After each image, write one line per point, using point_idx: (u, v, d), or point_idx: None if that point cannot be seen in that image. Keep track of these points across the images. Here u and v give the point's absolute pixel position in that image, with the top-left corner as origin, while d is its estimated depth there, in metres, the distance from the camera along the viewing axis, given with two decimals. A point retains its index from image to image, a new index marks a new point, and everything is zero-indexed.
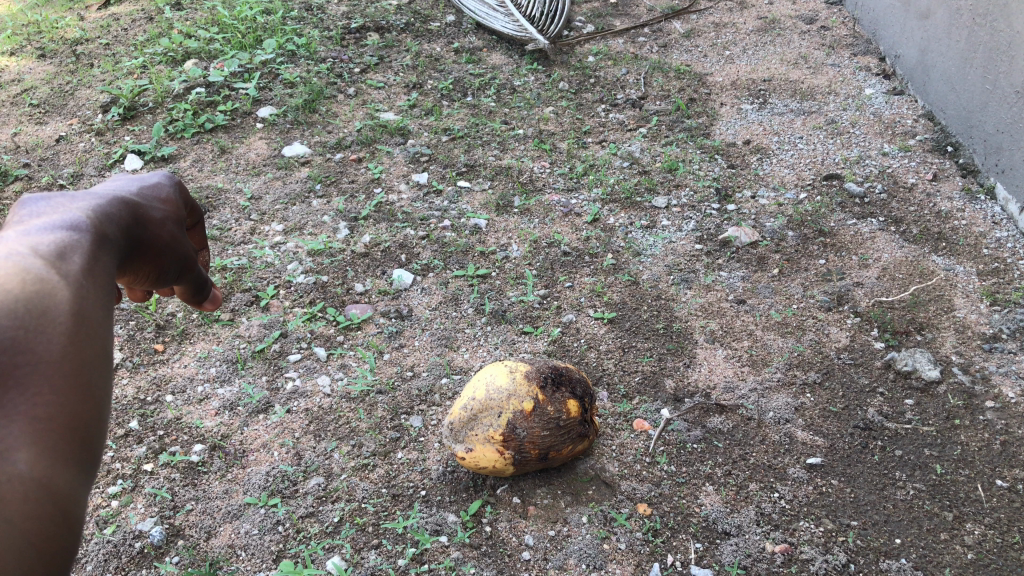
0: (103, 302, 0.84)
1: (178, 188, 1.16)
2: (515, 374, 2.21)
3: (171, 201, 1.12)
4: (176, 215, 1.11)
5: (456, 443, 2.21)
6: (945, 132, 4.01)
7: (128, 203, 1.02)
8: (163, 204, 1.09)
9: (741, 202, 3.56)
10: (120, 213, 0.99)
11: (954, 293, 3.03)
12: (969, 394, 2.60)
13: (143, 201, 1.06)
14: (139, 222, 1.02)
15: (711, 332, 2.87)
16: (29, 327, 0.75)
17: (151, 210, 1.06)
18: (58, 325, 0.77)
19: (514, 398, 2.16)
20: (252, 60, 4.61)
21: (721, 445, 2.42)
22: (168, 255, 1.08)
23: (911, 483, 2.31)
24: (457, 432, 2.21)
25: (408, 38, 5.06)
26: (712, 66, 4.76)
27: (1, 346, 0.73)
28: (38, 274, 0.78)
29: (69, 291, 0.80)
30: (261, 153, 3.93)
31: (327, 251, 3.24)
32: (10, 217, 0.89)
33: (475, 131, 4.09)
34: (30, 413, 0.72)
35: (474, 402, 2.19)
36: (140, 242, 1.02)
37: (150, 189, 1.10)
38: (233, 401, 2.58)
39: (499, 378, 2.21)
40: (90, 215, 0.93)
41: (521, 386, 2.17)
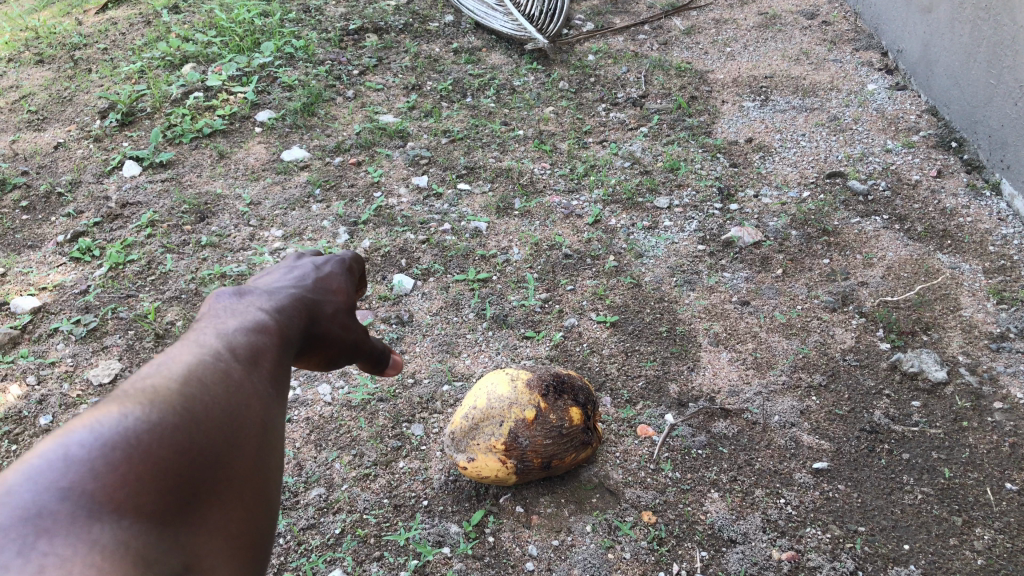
0: (274, 420, 1.01)
1: (344, 266, 1.29)
2: (515, 382, 2.20)
3: (341, 291, 1.24)
4: (346, 304, 1.23)
5: (459, 451, 2.19)
6: (948, 128, 3.97)
7: (302, 301, 1.16)
8: (332, 290, 1.22)
9: (743, 201, 3.53)
10: (294, 312, 1.14)
11: (960, 292, 3.00)
12: (976, 395, 2.57)
13: (314, 296, 1.19)
14: (309, 317, 1.16)
15: (715, 334, 2.84)
16: (228, 444, 0.92)
17: (321, 300, 1.19)
18: (246, 443, 0.94)
19: (515, 406, 2.14)
20: (250, 64, 4.59)
21: (726, 450, 2.40)
22: (339, 340, 1.20)
23: (919, 487, 2.29)
24: (458, 441, 2.19)
25: (407, 39, 5.03)
26: (713, 63, 4.73)
27: (209, 461, 0.88)
28: (236, 386, 0.96)
29: (256, 408, 0.97)
30: (259, 158, 3.90)
31: (327, 256, 3.21)
32: (206, 321, 1.07)
33: (475, 132, 4.06)
34: (221, 523, 0.88)
35: (476, 410, 2.18)
36: (310, 336, 1.16)
37: (317, 275, 1.23)
38: None
39: (500, 386, 2.19)
40: (270, 320, 1.09)
41: (521, 394, 2.16)
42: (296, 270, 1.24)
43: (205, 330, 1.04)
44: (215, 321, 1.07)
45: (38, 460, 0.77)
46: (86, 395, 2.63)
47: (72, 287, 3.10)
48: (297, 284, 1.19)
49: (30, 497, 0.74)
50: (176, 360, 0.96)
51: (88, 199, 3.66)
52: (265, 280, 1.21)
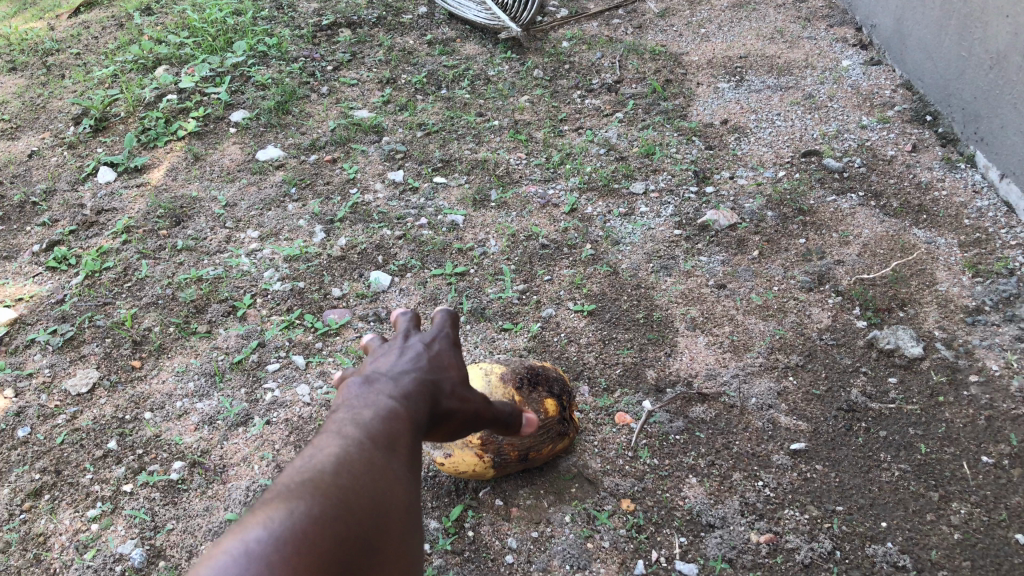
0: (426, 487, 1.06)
1: (454, 321, 1.28)
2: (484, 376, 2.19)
3: (469, 342, 1.32)
4: None
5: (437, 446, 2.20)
6: (923, 101, 3.97)
7: (437, 381, 1.16)
8: (449, 365, 1.19)
9: (719, 183, 3.53)
10: (425, 399, 1.11)
11: (936, 267, 3.01)
12: (952, 369, 2.59)
13: (451, 352, 1.26)
14: (449, 376, 1.24)
15: (692, 319, 2.84)
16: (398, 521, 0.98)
17: (444, 380, 1.16)
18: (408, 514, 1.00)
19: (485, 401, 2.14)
20: (222, 64, 4.56)
21: (704, 435, 2.41)
22: (472, 393, 1.30)
23: (896, 464, 2.30)
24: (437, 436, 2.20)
25: (380, 32, 5.01)
26: (688, 45, 4.71)
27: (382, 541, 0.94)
28: (396, 460, 1.00)
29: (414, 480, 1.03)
30: (234, 159, 3.89)
31: (303, 255, 3.21)
32: (357, 382, 1.13)
33: (450, 125, 4.05)
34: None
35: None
36: (442, 421, 1.13)
37: (432, 352, 1.19)
38: (212, 416, 2.56)
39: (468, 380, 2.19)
40: (404, 410, 1.07)
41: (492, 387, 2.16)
42: (414, 338, 1.21)
43: (354, 395, 1.08)
44: (351, 414, 1.04)
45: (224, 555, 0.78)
46: (64, 406, 2.63)
47: (48, 297, 3.10)
48: (432, 340, 1.25)
49: None
50: (337, 438, 0.99)
51: (63, 207, 3.64)
52: (383, 359, 1.16)
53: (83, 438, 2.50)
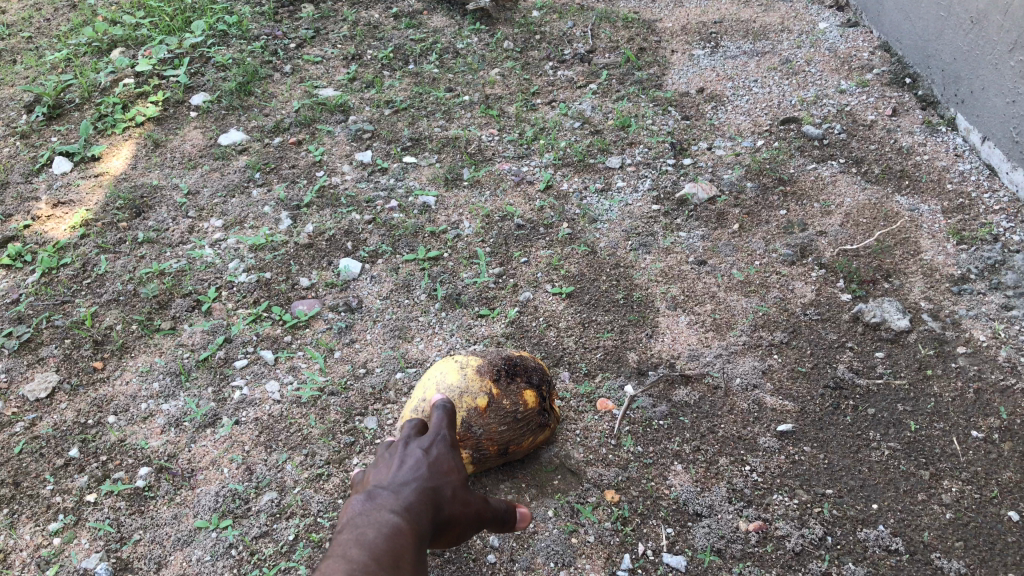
0: None
1: (443, 429, 1.75)
2: (458, 370, 2.08)
3: (450, 471, 1.67)
4: (456, 481, 1.66)
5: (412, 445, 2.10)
6: (902, 63, 3.89)
7: (425, 494, 1.58)
8: (442, 472, 1.64)
9: (697, 155, 3.44)
10: (421, 506, 1.55)
11: (920, 235, 2.94)
12: (939, 341, 2.52)
13: (434, 484, 1.61)
14: (434, 504, 1.58)
15: (672, 298, 2.77)
16: None
17: (437, 487, 1.61)
18: None
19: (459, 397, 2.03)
20: (181, 45, 4.40)
21: (688, 419, 2.34)
22: (456, 515, 1.64)
23: (886, 442, 2.24)
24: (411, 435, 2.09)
25: (344, 7, 4.84)
26: (661, 11, 4.59)
27: None
28: None
29: None
30: (196, 144, 3.75)
31: (269, 244, 3.09)
32: (357, 520, 1.48)
33: (418, 101, 3.93)
34: None
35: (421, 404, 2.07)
36: (436, 520, 1.58)
37: (429, 462, 1.66)
38: (179, 417, 2.46)
39: (441, 376, 2.08)
40: (403, 520, 1.49)
41: (466, 383, 2.05)
42: (412, 448, 1.69)
43: (354, 535, 1.42)
44: (358, 527, 1.45)
45: None
46: (22, 413, 2.52)
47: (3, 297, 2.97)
48: (417, 477, 1.60)
49: None
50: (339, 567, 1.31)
51: (17, 201, 3.50)
52: (388, 471, 1.62)
53: (43, 447, 2.39)
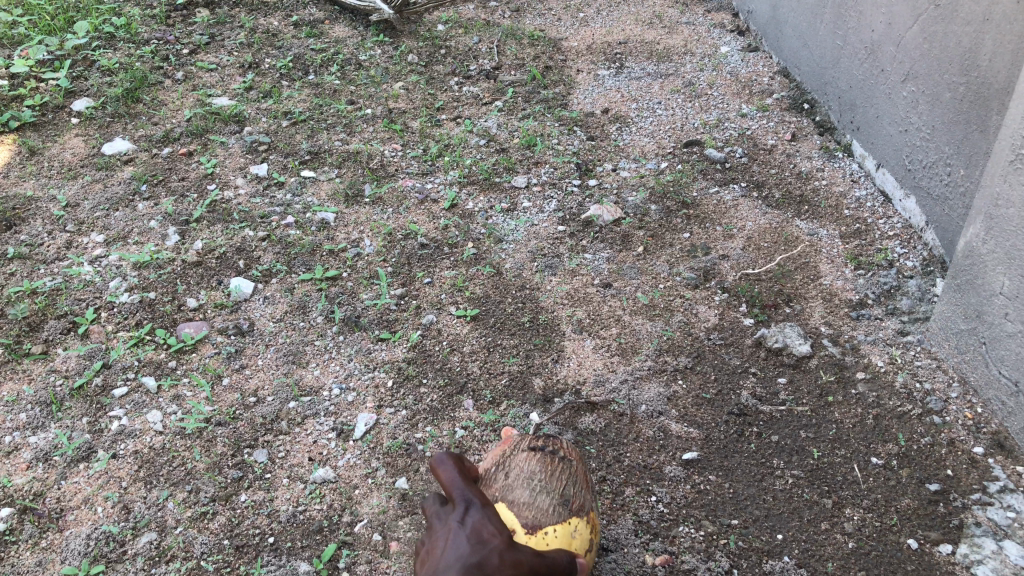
0: None
1: (467, 478, 1.53)
2: (594, 546, 1.78)
3: (495, 530, 1.42)
4: (503, 538, 1.41)
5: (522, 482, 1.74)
6: (800, 90, 3.98)
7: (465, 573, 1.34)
8: (484, 538, 1.40)
9: (602, 176, 3.42)
10: None
11: (820, 260, 2.97)
12: (840, 366, 2.55)
13: (477, 553, 1.38)
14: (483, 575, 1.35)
15: (578, 321, 2.71)
16: None
17: (481, 558, 1.37)
18: None
19: (548, 522, 1.69)
20: (62, 46, 4.15)
21: (594, 448, 2.28)
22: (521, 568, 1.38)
23: (789, 470, 2.23)
24: (540, 471, 1.77)
25: (242, 12, 4.65)
26: (566, 29, 4.58)
27: None
28: None
29: None
30: (76, 153, 3.52)
31: (154, 262, 2.90)
32: None
33: (318, 113, 3.79)
34: None
35: (569, 505, 1.74)
36: None
37: (469, 530, 1.41)
38: (47, 451, 2.26)
39: (589, 525, 1.77)
40: None
41: (561, 540, 1.68)
42: (444, 522, 1.45)
43: None
44: None
45: None
46: None
47: None
48: (459, 555, 1.37)
49: None
50: None
51: None
52: (434, 553, 1.40)
53: None
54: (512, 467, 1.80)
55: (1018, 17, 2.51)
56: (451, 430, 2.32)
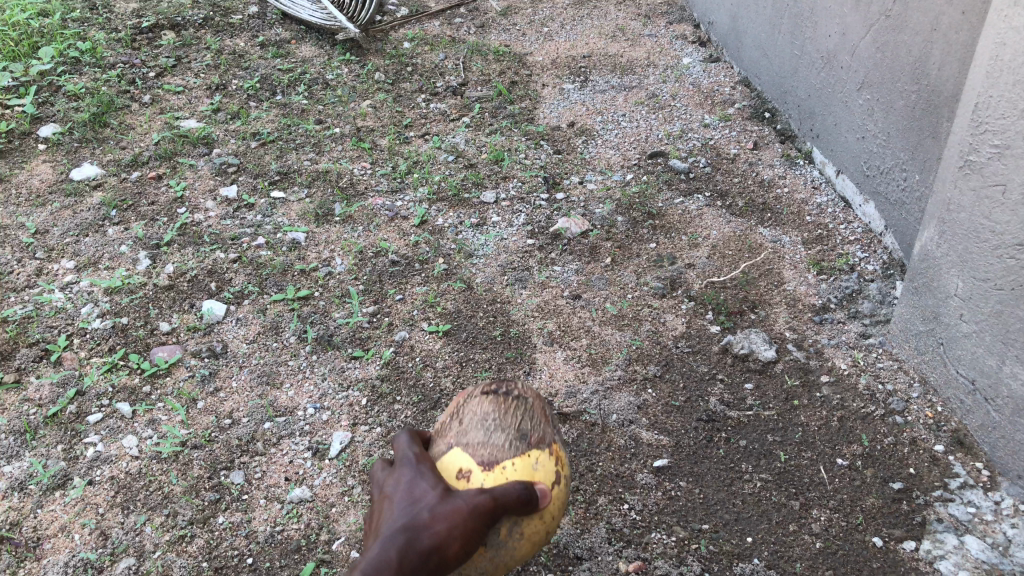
0: None
1: (415, 444, 1.68)
2: (564, 479, 1.74)
3: (433, 485, 1.55)
4: (443, 489, 1.54)
5: (477, 422, 1.71)
6: (761, 99, 4.06)
7: (402, 534, 1.46)
8: (422, 490, 1.53)
9: (569, 189, 3.47)
10: (410, 533, 1.46)
11: (783, 266, 3.04)
12: (805, 370, 2.61)
13: (417, 505, 1.51)
14: (424, 523, 1.47)
15: (549, 333, 2.76)
16: None
17: (423, 509, 1.50)
18: None
19: (506, 456, 1.65)
20: (26, 72, 4.14)
21: (566, 459, 2.32)
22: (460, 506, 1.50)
23: (757, 474, 2.29)
24: (493, 408, 1.73)
25: (208, 34, 4.67)
26: (531, 44, 4.64)
27: None
28: None
29: None
30: (44, 179, 3.52)
31: (126, 287, 2.91)
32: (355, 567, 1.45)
33: (287, 133, 3.81)
34: None
35: (527, 437, 1.70)
36: (437, 534, 1.46)
37: (411, 487, 1.55)
38: (22, 479, 2.27)
39: (552, 459, 1.71)
40: (392, 557, 1.42)
41: (523, 473, 1.65)
42: (390, 484, 1.58)
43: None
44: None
45: None
46: None
47: None
48: (403, 510, 1.50)
49: None
50: None
51: None
52: (382, 507, 1.54)
53: None
54: (466, 409, 1.76)
55: (964, 27, 2.60)
56: None
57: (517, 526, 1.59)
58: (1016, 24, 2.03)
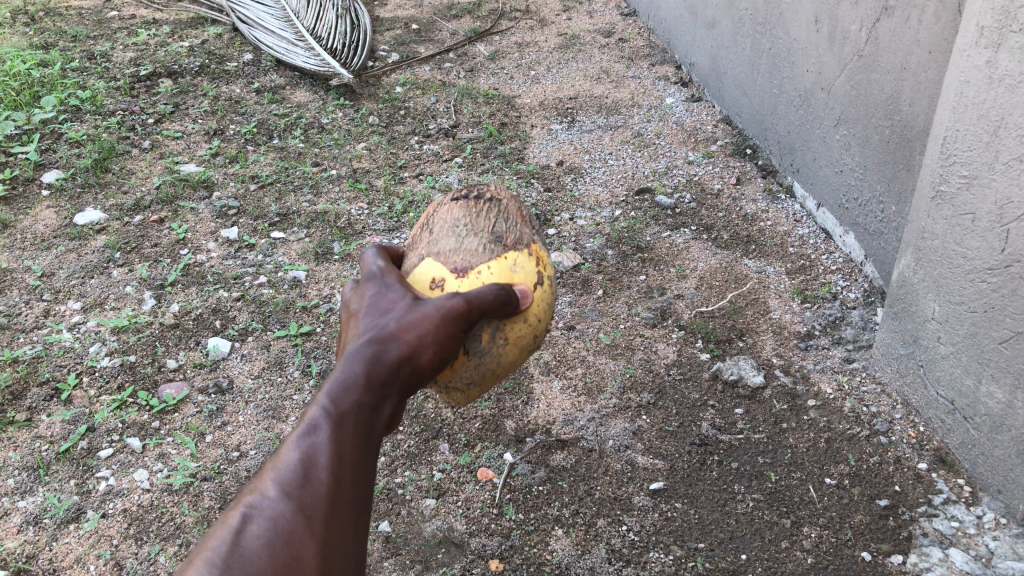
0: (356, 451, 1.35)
1: (388, 262, 1.68)
2: (545, 280, 1.96)
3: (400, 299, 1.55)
4: (411, 302, 1.53)
5: (448, 232, 1.93)
6: (743, 136, 4.21)
7: (370, 347, 1.45)
8: (389, 305, 1.53)
9: (560, 225, 3.58)
10: (377, 347, 1.45)
11: (769, 295, 3.16)
12: (792, 395, 2.71)
13: (384, 319, 1.50)
14: (391, 336, 1.47)
15: (545, 364, 2.85)
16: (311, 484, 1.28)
17: (390, 320, 1.49)
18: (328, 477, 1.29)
19: (480, 264, 1.88)
20: (29, 121, 4.26)
21: (565, 483, 2.41)
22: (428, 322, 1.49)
23: (750, 494, 2.38)
24: (462, 218, 1.94)
25: (204, 81, 4.80)
26: (519, 87, 4.79)
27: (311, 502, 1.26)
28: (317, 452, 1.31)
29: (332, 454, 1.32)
30: (48, 224, 3.61)
31: (132, 326, 3.00)
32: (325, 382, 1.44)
33: (285, 176, 3.92)
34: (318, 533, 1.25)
35: (503, 242, 1.92)
36: (405, 345, 1.46)
37: (378, 304, 1.54)
38: (37, 514, 2.33)
39: (527, 262, 1.93)
40: (359, 371, 1.41)
41: (499, 278, 1.88)
42: (359, 300, 1.59)
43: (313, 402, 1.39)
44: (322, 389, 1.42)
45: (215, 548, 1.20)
46: None
47: None
48: (371, 325, 1.49)
49: None
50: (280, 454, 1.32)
51: None
52: (351, 322, 1.54)
53: None
54: (437, 222, 1.97)
55: (932, 66, 2.76)
56: (429, 473, 2.45)
57: (500, 332, 1.81)
58: (977, 63, 2.19)
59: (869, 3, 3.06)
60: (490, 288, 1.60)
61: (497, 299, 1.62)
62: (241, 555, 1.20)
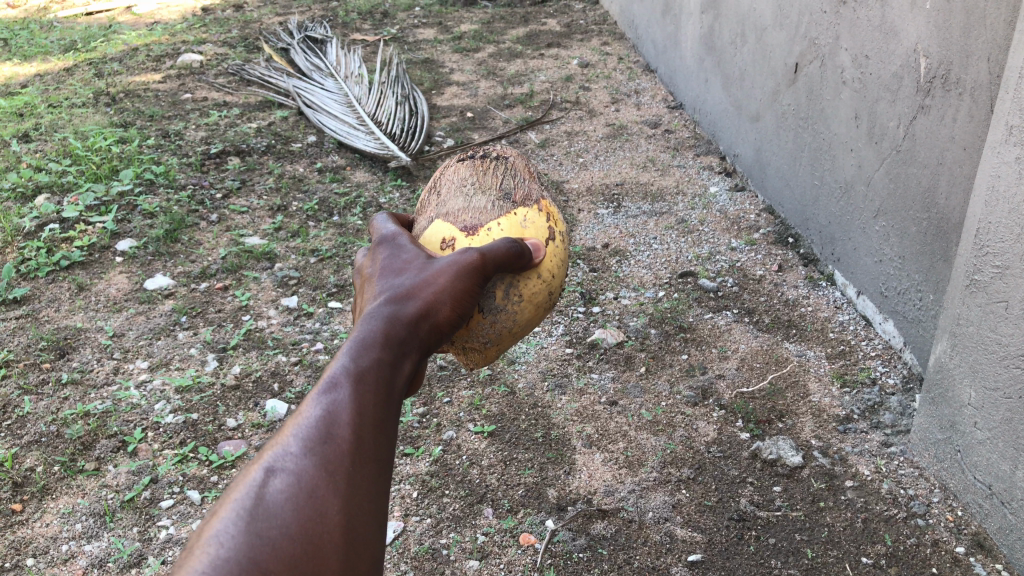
0: (379, 406, 1.32)
1: (398, 230, 1.78)
2: (554, 237, 2.17)
3: (413, 267, 1.61)
4: (423, 268, 1.60)
5: (457, 192, 2.17)
6: (785, 225, 4.33)
7: (388, 307, 1.49)
8: (402, 271, 1.61)
9: (605, 303, 3.71)
10: (393, 308, 1.49)
11: (808, 378, 3.23)
12: (830, 475, 2.76)
13: (400, 284, 1.56)
14: (406, 299, 1.52)
15: (587, 436, 2.94)
16: (334, 439, 1.24)
17: (404, 283, 1.56)
18: (351, 435, 1.25)
19: (490, 223, 2.10)
20: (107, 192, 4.55)
21: (605, 551, 2.48)
22: (439, 289, 1.56)
23: (786, 569, 2.42)
24: (468, 177, 2.20)
25: (270, 160, 5.08)
26: (568, 173, 4.99)
27: (333, 465, 1.21)
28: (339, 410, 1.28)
29: (354, 410, 1.28)
30: (121, 288, 3.83)
31: (196, 386, 3.16)
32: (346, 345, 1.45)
33: (343, 250, 4.12)
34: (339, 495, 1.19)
35: (511, 199, 2.17)
36: (420, 304, 1.52)
37: (391, 272, 1.61)
38: (102, 558, 2.46)
39: (534, 219, 2.15)
40: (378, 329, 1.43)
41: (509, 232, 2.10)
42: (371, 267, 1.68)
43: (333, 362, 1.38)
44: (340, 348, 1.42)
45: (236, 511, 1.14)
46: None
47: None
48: (386, 292, 1.54)
49: (231, 547, 1.10)
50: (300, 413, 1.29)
51: None
52: (368, 291, 1.61)
53: None
54: (445, 184, 2.22)
55: (966, 161, 2.89)
56: (473, 536, 2.54)
57: (514, 290, 1.97)
58: (1008, 159, 2.32)
59: (906, 100, 3.21)
60: (496, 247, 1.74)
61: (500, 260, 1.73)
62: (264, 512, 1.14)
